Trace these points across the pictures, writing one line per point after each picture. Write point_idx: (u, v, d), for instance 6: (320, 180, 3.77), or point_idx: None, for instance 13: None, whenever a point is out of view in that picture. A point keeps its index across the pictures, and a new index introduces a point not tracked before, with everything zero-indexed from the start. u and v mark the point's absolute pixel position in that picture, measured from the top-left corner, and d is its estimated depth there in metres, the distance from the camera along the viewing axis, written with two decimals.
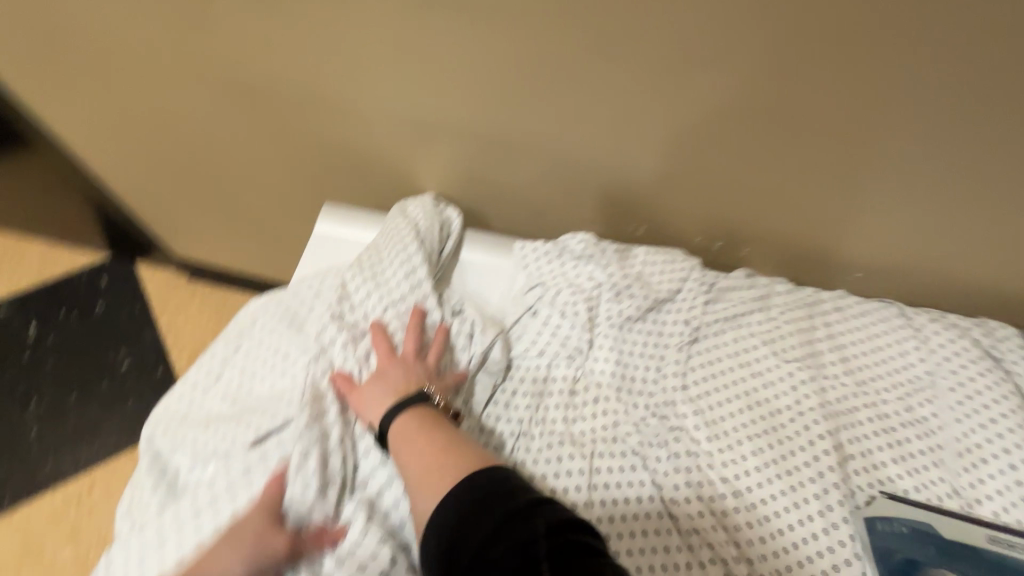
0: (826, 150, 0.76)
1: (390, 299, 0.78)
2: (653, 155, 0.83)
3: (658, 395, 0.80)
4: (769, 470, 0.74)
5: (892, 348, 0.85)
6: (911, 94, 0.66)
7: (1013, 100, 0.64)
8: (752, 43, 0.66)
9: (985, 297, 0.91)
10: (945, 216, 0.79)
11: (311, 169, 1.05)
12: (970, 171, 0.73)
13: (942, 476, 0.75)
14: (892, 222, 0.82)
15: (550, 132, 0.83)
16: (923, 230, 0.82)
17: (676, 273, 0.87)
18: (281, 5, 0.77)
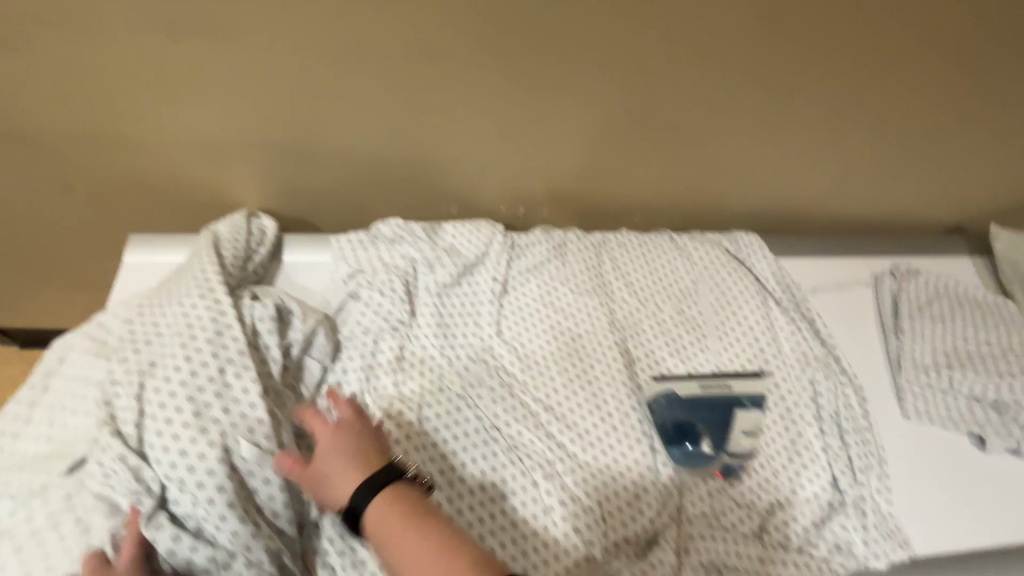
0: (594, 94, 0.97)
1: (185, 306, 0.73)
2: (459, 128, 0.99)
3: (477, 344, 0.91)
4: (573, 384, 0.89)
5: (666, 268, 1.06)
6: (647, 27, 0.89)
7: (711, 26, 0.90)
8: (521, 11, 0.85)
9: (721, 213, 1.20)
10: (681, 139, 1.06)
11: (124, 189, 1.02)
12: (699, 86, 0.98)
13: (706, 357, 0.96)
14: (646, 154, 1.07)
15: (364, 126, 0.97)
16: (668, 156, 1.08)
17: (482, 240, 1.00)
18: (94, 8, 0.80)
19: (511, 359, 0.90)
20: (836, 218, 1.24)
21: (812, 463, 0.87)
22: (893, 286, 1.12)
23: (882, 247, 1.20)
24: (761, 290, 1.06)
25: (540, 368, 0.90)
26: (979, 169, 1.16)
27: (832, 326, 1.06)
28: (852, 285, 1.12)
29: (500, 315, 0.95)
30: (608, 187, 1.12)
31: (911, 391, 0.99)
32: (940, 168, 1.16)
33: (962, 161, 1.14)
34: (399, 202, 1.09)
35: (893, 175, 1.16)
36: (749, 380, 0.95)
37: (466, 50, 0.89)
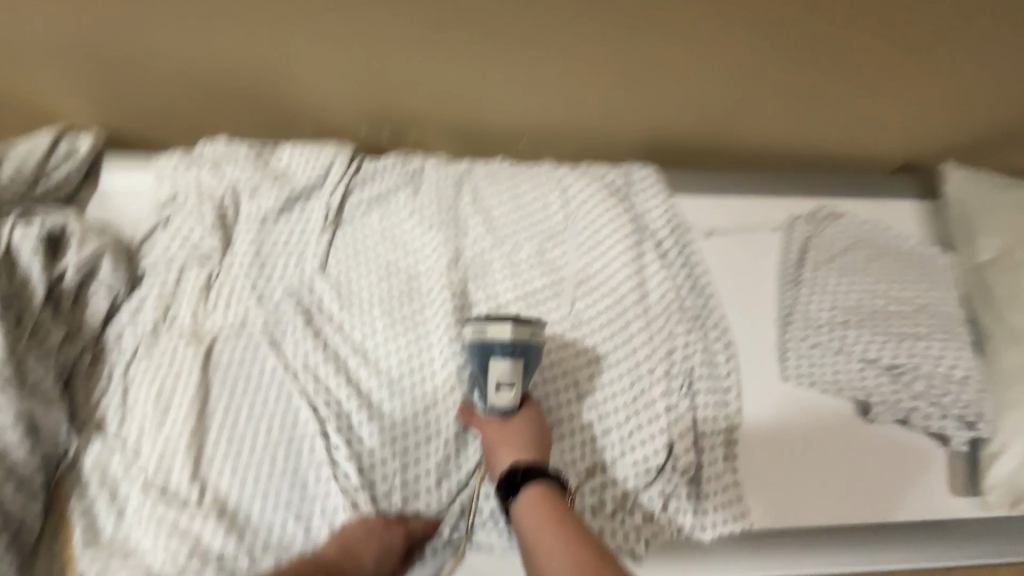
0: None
1: None
2: (293, 31, 0.87)
3: (296, 280, 0.83)
4: (395, 326, 0.81)
5: (536, 203, 0.94)
6: None
7: None
8: None
9: (624, 144, 1.05)
10: (560, 46, 0.90)
11: None
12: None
13: (558, 303, 0.85)
14: (522, 67, 0.93)
15: (183, 27, 0.86)
16: (548, 69, 0.93)
17: (319, 163, 0.89)
18: None
19: (330, 297, 0.82)
20: (761, 150, 1.07)
21: (651, 425, 0.78)
22: (805, 231, 0.97)
23: (809, 184, 1.03)
24: (642, 232, 0.93)
25: (362, 308, 0.82)
26: (935, 89, 0.96)
27: (719, 275, 0.93)
28: (757, 229, 0.98)
29: (329, 250, 0.86)
30: (481, 107, 0.98)
31: (797, 351, 0.87)
32: (885, 88, 0.96)
33: (914, 79, 0.94)
34: (242, 121, 0.98)
35: (826, 96, 0.97)
36: (602, 332, 0.84)
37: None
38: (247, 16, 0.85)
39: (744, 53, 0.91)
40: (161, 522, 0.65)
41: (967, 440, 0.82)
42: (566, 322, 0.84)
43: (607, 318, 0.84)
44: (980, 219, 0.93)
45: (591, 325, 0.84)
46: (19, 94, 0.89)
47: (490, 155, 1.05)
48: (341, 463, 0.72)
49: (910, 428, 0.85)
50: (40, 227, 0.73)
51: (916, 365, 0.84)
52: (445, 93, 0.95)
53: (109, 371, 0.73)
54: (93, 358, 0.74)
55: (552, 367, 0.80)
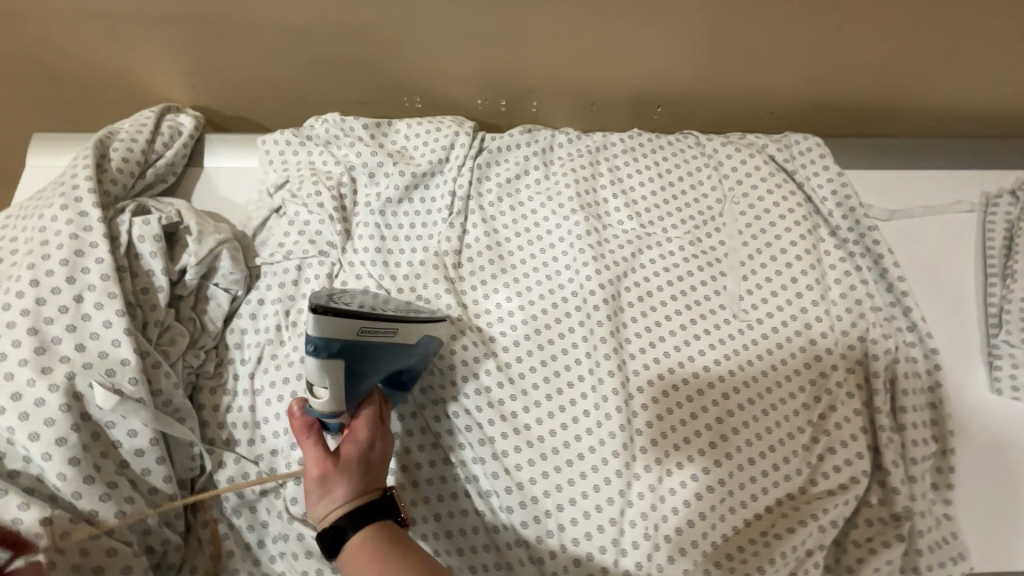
0: None
1: (41, 231, 0.60)
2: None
3: (424, 276, 0.73)
4: (538, 336, 0.71)
5: (685, 183, 0.81)
6: None
7: None
8: None
9: (777, 109, 0.89)
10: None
11: (24, 82, 0.85)
12: None
13: (722, 304, 0.74)
14: (671, 24, 0.77)
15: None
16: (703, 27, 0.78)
17: (440, 141, 0.79)
18: None
19: (465, 298, 0.73)
20: (948, 113, 0.89)
21: (846, 449, 0.66)
22: (1012, 211, 0.80)
23: (1009, 155, 0.86)
24: (814, 217, 0.79)
25: (502, 310, 0.72)
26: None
27: (905, 265, 0.79)
28: (948, 209, 0.82)
29: (458, 242, 0.75)
30: (617, 71, 0.84)
31: (1014, 358, 0.72)
32: None
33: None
34: (345, 93, 0.87)
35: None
36: (778, 340, 0.71)
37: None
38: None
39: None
40: (310, 552, 0.59)
41: None
42: (733, 327, 0.72)
43: (781, 322, 0.72)
44: None
45: (765, 329, 0.72)
46: (120, 69, 0.84)
47: (618, 125, 0.93)
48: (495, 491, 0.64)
49: None
50: (156, 221, 0.65)
51: None
52: (577, 55, 0.81)
53: (234, 379, 0.66)
54: (219, 366, 0.67)
55: (720, 383, 0.69)
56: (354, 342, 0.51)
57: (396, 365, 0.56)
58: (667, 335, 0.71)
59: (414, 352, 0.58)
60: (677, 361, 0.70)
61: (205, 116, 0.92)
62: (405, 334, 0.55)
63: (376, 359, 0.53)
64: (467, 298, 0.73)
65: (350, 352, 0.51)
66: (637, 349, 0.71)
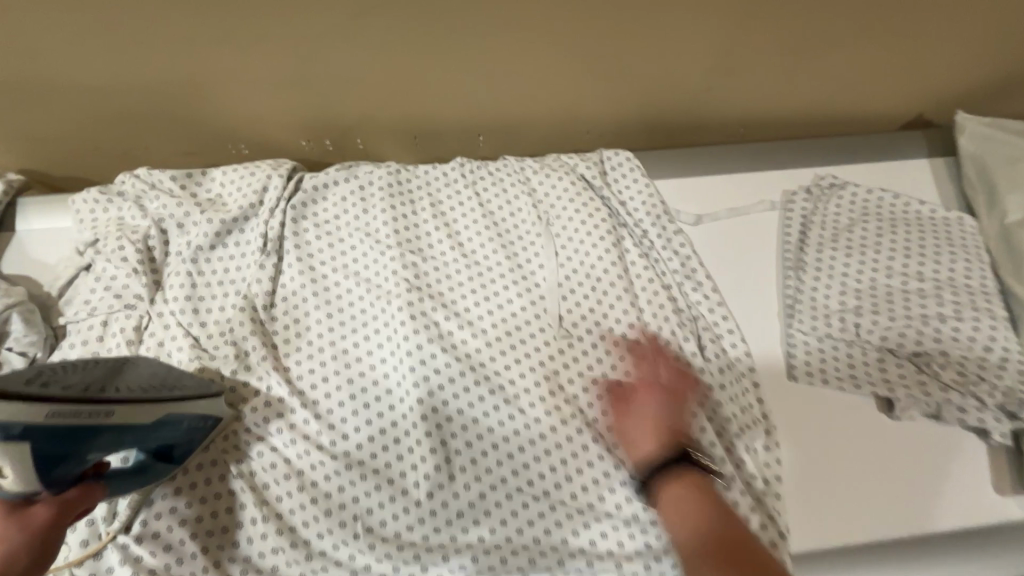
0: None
1: None
2: (195, 54, 0.75)
3: (235, 319, 0.74)
4: (349, 371, 0.72)
5: (502, 208, 0.84)
6: None
7: None
8: None
9: (593, 129, 0.95)
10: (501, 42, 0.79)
11: None
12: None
13: (534, 322, 0.76)
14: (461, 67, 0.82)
15: (75, 62, 0.75)
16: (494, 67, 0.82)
17: (253, 186, 0.81)
18: None
19: (276, 340, 0.74)
20: (748, 120, 0.96)
21: None
22: (802, 208, 0.86)
23: (805, 155, 0.92)
24: (620, 227, 0.84)
25: (316, 347, 0.73)
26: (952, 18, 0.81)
27: (710, 264, 0.83)
28: (749, 210, 0.87)
29: (272, 283, 0.77)
30: (427, 105, 0.87)
31: (805, 345, 0.77)
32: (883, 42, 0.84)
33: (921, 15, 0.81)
34: (169, 144, 0.89)
35: (816, 48, 0.84)
36: (584, 350, 0.74)
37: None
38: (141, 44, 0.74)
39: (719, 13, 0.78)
40: None
41: (1010, 432, 0.71)
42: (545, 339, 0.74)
43: (587, 331, 0.75)
44: (1004, 176, 0.82)
45: (575, 342, 0.75)
46: None
47: (449, 155, 0.96)
48: (297, 528, 0.65)
49: (942, 422, 0.74)
50: None
51: (942, 352, 0.73)
52: (384, 95, 0.84)
53: None
54: None
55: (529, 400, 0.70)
56: (42, 426, 0.49)
57: (125, 443, 0.56)
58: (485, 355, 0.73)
59: (154, 429, 0.58)
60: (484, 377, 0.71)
61: (34, 179, 0.92)
62: (128, 414, 0.55)
63: (86, 441, 0.52)
64: (278, 338, 0.74)
65: (38, 435, 0.49)
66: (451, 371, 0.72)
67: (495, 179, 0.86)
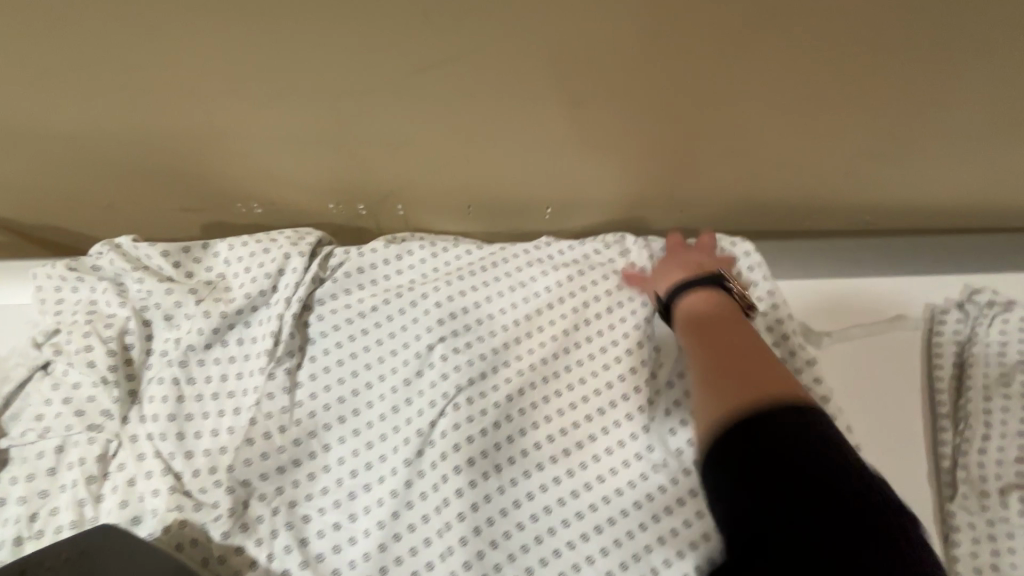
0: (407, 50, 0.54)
1: None
2: (205, 104, 0.59)
3: (236, 454, 0.56)
4: (380, 534, 0.55)
5: (588, 309, 0.65)
6: None
7: None
8: None
9: (690, 207, 0.76)
10: (596, 113, 0.62)
11: None
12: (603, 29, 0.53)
13: (630, 481, 0.57)
14: (539, 136, 0.65)
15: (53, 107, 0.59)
16: (580, 137, 0.65)
17: (264, 268, 0.63)
18: None
19: (282, 487, 0.56)
20: (888, 208, 0.75)
21: None
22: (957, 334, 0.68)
23: (946, 261, 0.75)
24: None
25: (343, 491, 0.57)
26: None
27: (845, 403, 0.65)
28: (884, 330, 0.69)
29: (280, 401, 0.59)
30: (489, 168, 0.69)
31: (971, 530, 0.59)
32: None
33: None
34: (164, 198, 0.71)
35: (1006, 134, 0.65)
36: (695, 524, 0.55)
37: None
38: (137, 90, 0.57)
39: (889, 82, 0.59)
40: None
41: None
42: (643, 513, 0.55)
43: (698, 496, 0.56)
44: None
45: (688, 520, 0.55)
46: None
47: (507, 227, 0.78)
48: None
49: None
50: None
51: None
52: (438, 160, 0.67)
53: None
54: None
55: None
56: None
57: None
58: (558, 525, 0.55)
59: None
60: (555, 558, 0.54)
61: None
62: None
63: None
64: (294, 476, 0.58)
65: None
66: (519, 545, 0.54)
67: (574, 269, 0.67)
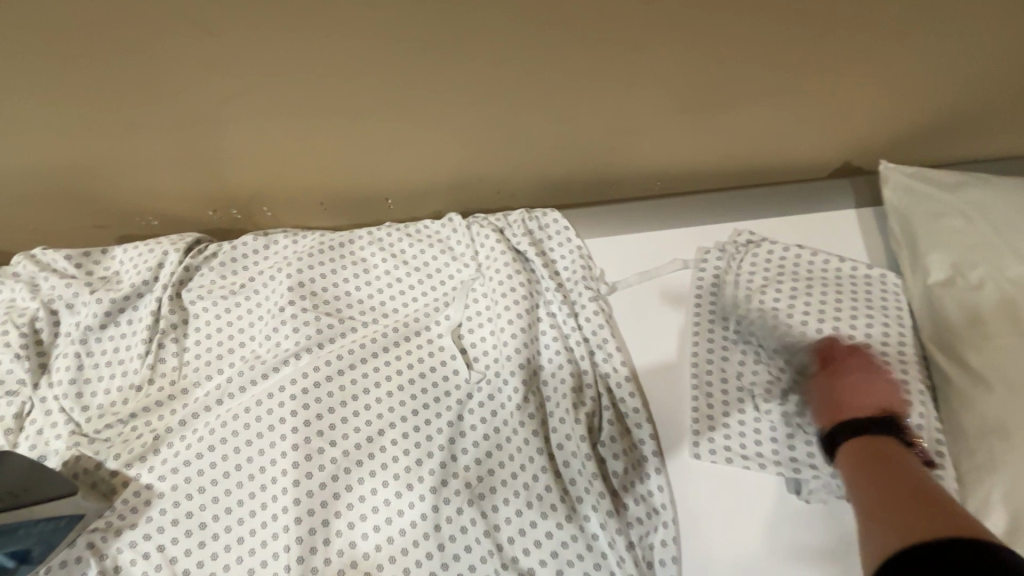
0: (221, 90, 0.72)
1: None
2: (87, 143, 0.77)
3: (133, 405, 0.73)
4: (231, 461, 0.69)
5: (421, 276, 0.82)
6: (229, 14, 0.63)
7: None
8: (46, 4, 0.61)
9: (510, 189, 0.92)
10: (391, 126, 0.78)
11: None
12: (363, 65, 0.69)
13: (438, 411, 0.71)
14: (353, 146, 0.81)
15: None
16: (387, 145, 0.81)
17: (147, 264, 0.80)
18: None
19: (160, 419, 0.72)
20: (673, 175, 0.89)
21: (543, 548, 0.65)
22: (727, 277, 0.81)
23: (726, 211, 0.90)
24: (538, 297, 0.80)
25: (203, 432, 0.71)
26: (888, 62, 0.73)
27: (626, 333, 0.80)
28: (666, 273, 0.84)
29: (162, 363, 0.76)
30: (324, 170, 0.85)
31: (709, 422, 0.72)
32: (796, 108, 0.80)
33: (850, 60, 0.73)
34: (74, 218, 0.89)
35: (732, 102, 0.78)
36: (475, 441, 0.70)
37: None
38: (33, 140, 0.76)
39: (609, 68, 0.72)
40: None
41: None
42: (444, 435, 0.70)
43: (479, 420, 0.71)
44: (927, 231, 0.76)
45: (478, 433, 0.70)
46: None
47: (366, 218, 0.95)
48: None
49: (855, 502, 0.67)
50: None
51: None
52: (281, 170, 0.84)
53: None
54: None
55: (418, 502, 0.67)
56: None
57: None
58: (376, 451, 0.69)
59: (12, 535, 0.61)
60: (367, 460, 0.69)
61: None
62: None
63: None
64: (164, 422, 0.72)
65: None
66: (338, 453, 0.69)
67: (407, 243, 0.85)
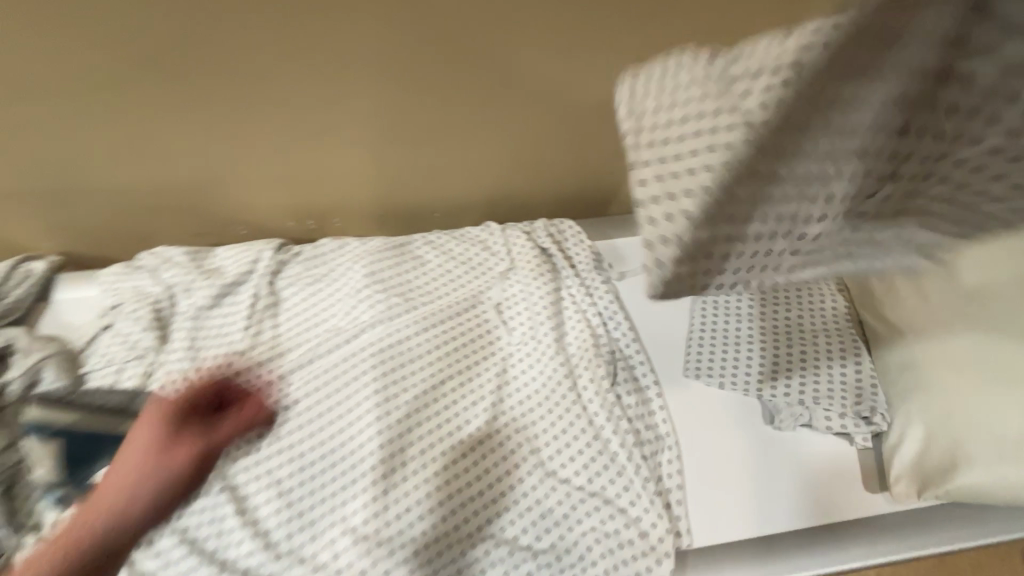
0: (313, 130, 0.92)
1: None
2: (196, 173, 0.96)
3: (240, 364, 0.90)
4: (319, 404, 0.85)
5: (466, 268, 1.03)
6: (331, 76, 0.83)
7: (399, 58, 0.82)
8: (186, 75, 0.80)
9: (532, 205, 1.15)
10: (443, 155, 1.00)
11: None
12: (428, 111, 0.91)
13: (486, 365, 0.90)
14: (412, 170, 1.03)
15: (103, 190, 0.96)
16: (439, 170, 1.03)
17: (248, 258, 1.00)
18: None
19: (262, 376, 0.89)
20: None
21: (576, 464, 0.82)
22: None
23: None
24: (561, 283, 1.01)
25: (297, 383, 0.87)
26: None
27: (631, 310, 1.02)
28: None
29: (260, 333, 0.94)
30: (386, 189, 1.06)
31: (698, 371, 0.94)
32: None
33: None
34: (173, 228, 1.06)
35: None
36: (517, 387, 0.88)
37: (109, 55, 0.76)
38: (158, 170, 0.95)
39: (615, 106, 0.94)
40: None
41: (870, 435, 0.86)
42: (493, 382, 0.88)
43: (519, 371, 0.90)
44: None
45: (518, 381, 0.89)
46: None
47: (414, 228, 1.17)
48: (271, 531, 0.76)
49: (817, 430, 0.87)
50: None
51: (812, 378, 0.89)
52: (353, 188, 1.05)
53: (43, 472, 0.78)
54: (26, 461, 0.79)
55: (474, 432, 0.83)
56: None
57: None
58: (437, 394, 0.86)
59: None
60: (431, 401, 0.85)
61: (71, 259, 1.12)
62: None
63: None
64: (267, 376, 0.89)
65: None
66: (407, 396, 0.85)
67: (454, 243, 1.06)
